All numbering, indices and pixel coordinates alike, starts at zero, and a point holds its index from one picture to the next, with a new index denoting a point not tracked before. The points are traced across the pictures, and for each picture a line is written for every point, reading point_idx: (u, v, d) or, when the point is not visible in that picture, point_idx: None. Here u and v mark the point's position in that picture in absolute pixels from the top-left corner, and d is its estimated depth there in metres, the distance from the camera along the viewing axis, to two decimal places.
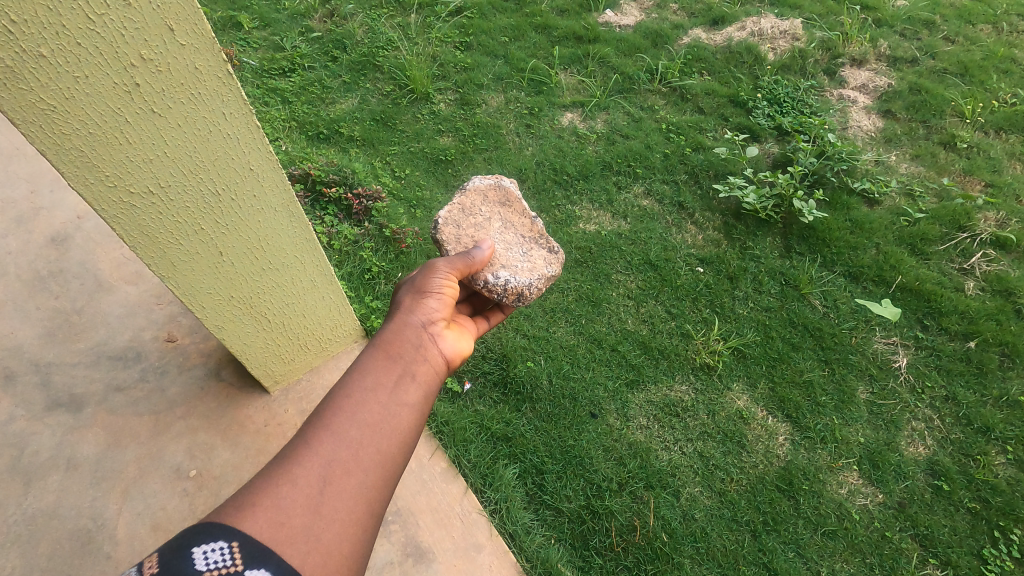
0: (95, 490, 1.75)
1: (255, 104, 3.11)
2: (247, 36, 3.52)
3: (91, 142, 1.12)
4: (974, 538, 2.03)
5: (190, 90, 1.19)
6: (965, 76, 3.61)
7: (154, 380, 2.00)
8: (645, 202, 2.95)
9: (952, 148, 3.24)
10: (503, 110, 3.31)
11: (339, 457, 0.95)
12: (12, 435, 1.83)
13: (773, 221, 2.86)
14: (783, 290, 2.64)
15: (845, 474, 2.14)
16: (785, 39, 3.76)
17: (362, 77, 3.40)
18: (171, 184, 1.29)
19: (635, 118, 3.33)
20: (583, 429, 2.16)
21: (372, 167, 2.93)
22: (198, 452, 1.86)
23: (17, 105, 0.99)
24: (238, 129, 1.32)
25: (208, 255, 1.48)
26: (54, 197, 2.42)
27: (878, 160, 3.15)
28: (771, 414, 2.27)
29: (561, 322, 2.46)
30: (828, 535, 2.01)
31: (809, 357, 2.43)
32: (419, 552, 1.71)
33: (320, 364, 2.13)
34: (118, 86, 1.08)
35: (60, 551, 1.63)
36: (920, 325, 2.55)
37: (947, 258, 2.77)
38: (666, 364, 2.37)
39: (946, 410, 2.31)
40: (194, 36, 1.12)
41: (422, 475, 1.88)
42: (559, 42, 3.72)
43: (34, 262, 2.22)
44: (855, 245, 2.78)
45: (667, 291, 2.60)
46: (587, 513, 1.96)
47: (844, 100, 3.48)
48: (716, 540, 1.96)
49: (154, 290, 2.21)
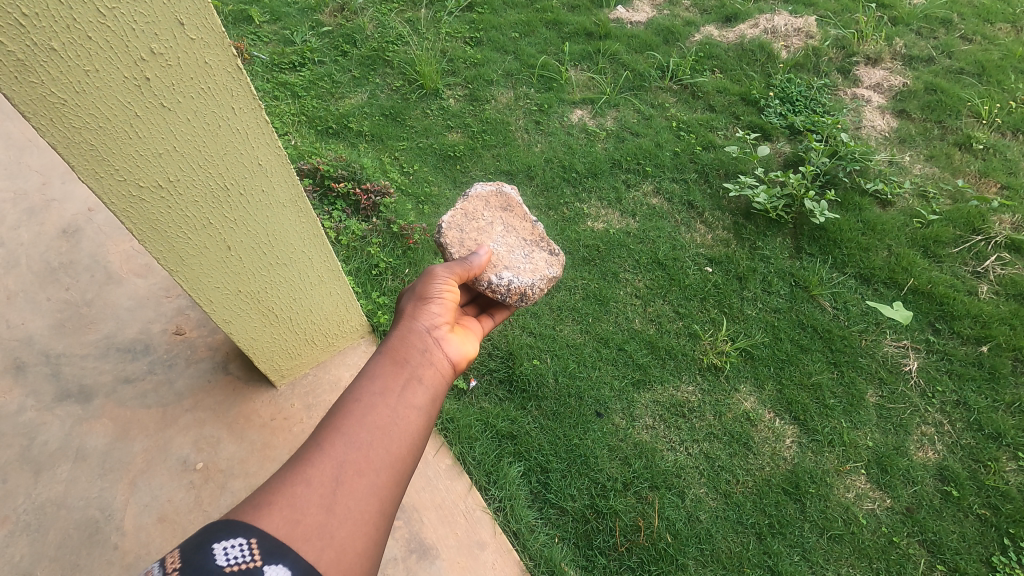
0: (103, 481, 1.76)
1: (265, 99, 3.11)
2: (258, 30, 3.53)
3: (102, 136, 1.12)
4: (984, 545, 2.00)
5: (199, 85, 1.19)
6: (982, 76, 3.55)
7: (162, 372, 2.01)
8: (654, 200, 2.93)
9: (967, 148, 3.19)
10: (512, 107, 3.29)
11: (350, 458, 0.95)
12: (22, 425, 1.85)
13: (783, 222, 2.83)
14: (792, 291, 2.62)
15: (852, 478, 2.13)
16: (798, 37, 3.72)
17: (372, 72, 3.40)
18: (180, 178, 1.29)
19: (645, 116, 3.31)
20: (588, 429, 2.15)
21: (381, 162, 2.93)
22: (204, 444, 1.87)
23: (29, 100, 1.00)
24: (247, 123, 1.32)
25: (216, 249, 1.49)
26: (66, 189, 2.44)
27: (891, 160, 3.12)
28: (778, 416, 2.25)
29: (567, 320, 2.45)
30: (834, 538, 1.99)
31: (818, 359, 2.41)
32: (423, 549, 1.71)
33: (327, 359, 2.14)
34: (128, 81, 1.09)
35: (68, 540, 1.65)
36: (931, 328, 2.52)
37: (961, 261, 2.73)
38: (673, 364, 2.35)
39: (957, 415, 2.28)
40: (204, 31, 1.12)
41: (427, 471, 1.88)
42: (570, 39, 3.69)
43: (45, 254, 2.24)
44: (866, 247, 2.75)
45: (675, 291, 2.58)
46: (591, 513, 1.96)
47: (857, 99, 3.44)
48: (721, 542, 1.95)
49: (163, 283, 2.22)
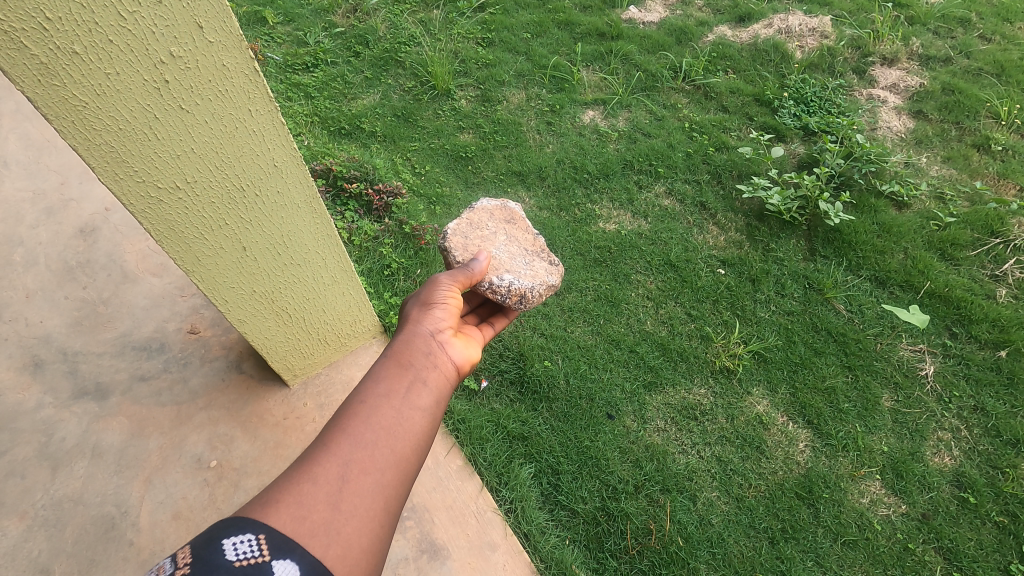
0: (119, 478, 1.78)
1: (278, 100, 3.13)
2: (271, 31, 3.55)
3: (121, 139, 1.13)
4: (1001, 553, 1.97)
5: (217, 87, 1.19)
6: (1002, 76, 3.50)
7: (176, 371, 2.04)
8: (666, 201, 2.92)
9: (986, 150, 3.14)
10: (524, 107, 3.29)
11: (357, 457, 0.95)
12: (40, 421, 1.87)
13: (796, 224, 2.81)
14: (807, 294, 2.60)
15: (867, 483, 2.10)
16: (813, 37, 3.69)
17: (385, 72, 3.41)
18: (196, 181, 1.31)
19: (658, 117, 3.29)
20: (600, 431, 2.15)
21: (392, 163, 2.94)
22: (218, 443, 1.89)
23: (52, 102, 1.01)
24: (264, 126, 1.33)
25: (231, 250, 1.50)
26: (83, 189, 2.47)
27: (907, 162, 3.08)
28: (792, 420, 2.24)
29: (578, 322, 2.45)
30: (848, 544, 1.97)
31: (832, 363, 2.39)
32: (434, 549, 1.72)
33: (339, 360, 2.15)
34: (147, 84, 1.10)
35: (85, 536, 1.67)
36: (948, 332, 2.49)
37: (979, 265, 2.70)
38: (685, 367, 2.34)
39: (975, 421, 2.25)
40: (222, 33, 1.12)
41: (438, 472, 1.89)
42: (582, 39, 3.69)
43: (63, 253, 2.27)
44: (882, 249, 2.72)
45: (688, 292, 2.57)
46: (602, 515, 1.95)
47: (873, 99, 3.41)
48: (734, 546, 1.94)
49: (179, 283, 2.25)
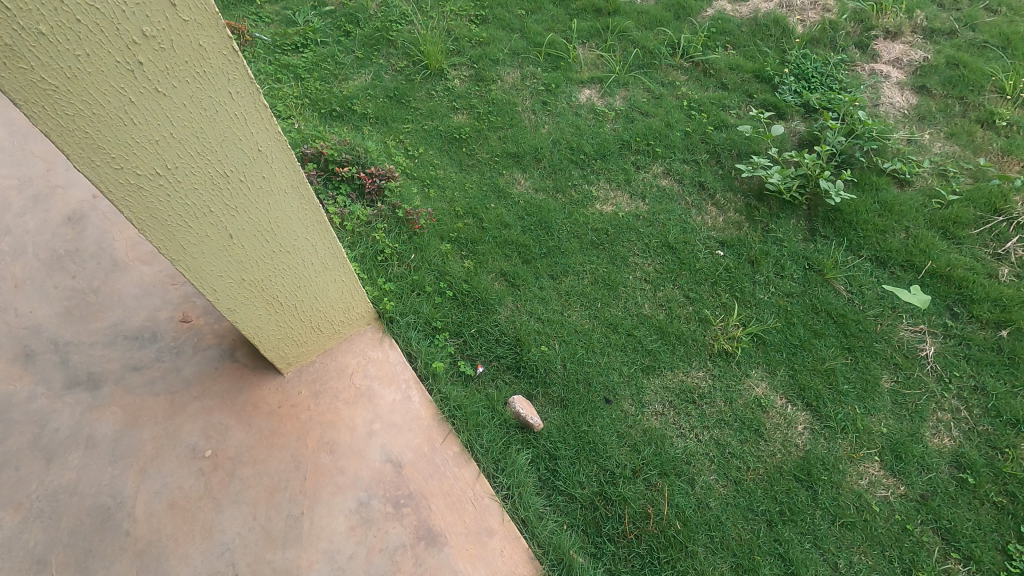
0: (114, 468, 1.77)
1: (267, 81, 3.06)
2: (259, 11, 3.47)
3: (94, 124, 1.09)
4: (1000, 533, 1.96)
5: (194, 69, 1.15)
6: (1008, 49, 3.42)
7: (169, 359, 2.01)
8: (664, 181, 2.87)
9: (990, 126, 3.09)
10: (519, 86, 3.23)
11: None
12: (34, 412, 1.85)
13: (796, 204, 2.77)
14: (806, 274, 2.57)
15: (865, 465, 2.09)
16: (814, 12, 3.63)
17: (376, 52, 3.34)
18: (176, 167, 1.27)
19: (656, 94, 3.23)
20: (597, 415, 2.13)
21: (385, 145, 2.88)
22: (213, 432, 1.88)
23: (20, 87, 0.96)
24: (245, 110, 1.28)
25: (217, 238, 1.46)
26: (70, 176, 2.43)
27: (910, 138, 3.02)
28: (790, 402, 2.23)
29: (576, 305, 2.42)
30: (847, 526, 1.96)
31: (832, 344, 2.37)
32: (432, 536, 1.74)
33: (333, 346, 2.12)
34: (120, 66, 1.05)
35: (81, 527, 1.66)
36: (949, 312, 2.47)
37: (982, 243, 2.66)
38: (684, 351, 2.33)
39: (974, 401, 2.24)
40: (196, 12, 1.07)
41: (435, 459, 1.90)
42: (578, 15, 3.61)
43: (51, 241, 2.23)
44: (883, 228, 2.68)
45: (685, 275, 2.54)
46: (599, 499, 1.95)
47: (875, 74, 3.34)
48: (731, 529, 1.93)
49: (170, 270, 2.21)
